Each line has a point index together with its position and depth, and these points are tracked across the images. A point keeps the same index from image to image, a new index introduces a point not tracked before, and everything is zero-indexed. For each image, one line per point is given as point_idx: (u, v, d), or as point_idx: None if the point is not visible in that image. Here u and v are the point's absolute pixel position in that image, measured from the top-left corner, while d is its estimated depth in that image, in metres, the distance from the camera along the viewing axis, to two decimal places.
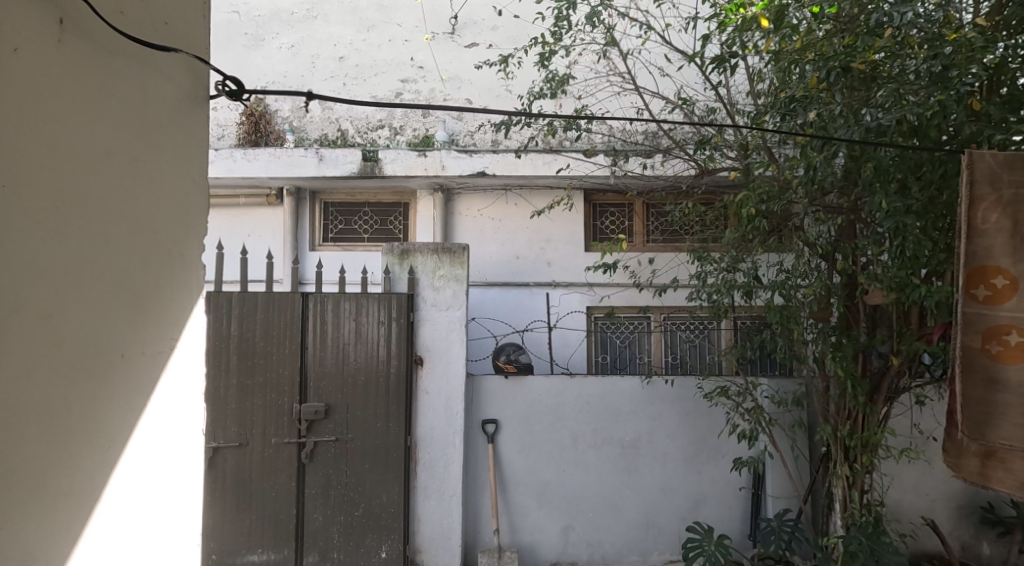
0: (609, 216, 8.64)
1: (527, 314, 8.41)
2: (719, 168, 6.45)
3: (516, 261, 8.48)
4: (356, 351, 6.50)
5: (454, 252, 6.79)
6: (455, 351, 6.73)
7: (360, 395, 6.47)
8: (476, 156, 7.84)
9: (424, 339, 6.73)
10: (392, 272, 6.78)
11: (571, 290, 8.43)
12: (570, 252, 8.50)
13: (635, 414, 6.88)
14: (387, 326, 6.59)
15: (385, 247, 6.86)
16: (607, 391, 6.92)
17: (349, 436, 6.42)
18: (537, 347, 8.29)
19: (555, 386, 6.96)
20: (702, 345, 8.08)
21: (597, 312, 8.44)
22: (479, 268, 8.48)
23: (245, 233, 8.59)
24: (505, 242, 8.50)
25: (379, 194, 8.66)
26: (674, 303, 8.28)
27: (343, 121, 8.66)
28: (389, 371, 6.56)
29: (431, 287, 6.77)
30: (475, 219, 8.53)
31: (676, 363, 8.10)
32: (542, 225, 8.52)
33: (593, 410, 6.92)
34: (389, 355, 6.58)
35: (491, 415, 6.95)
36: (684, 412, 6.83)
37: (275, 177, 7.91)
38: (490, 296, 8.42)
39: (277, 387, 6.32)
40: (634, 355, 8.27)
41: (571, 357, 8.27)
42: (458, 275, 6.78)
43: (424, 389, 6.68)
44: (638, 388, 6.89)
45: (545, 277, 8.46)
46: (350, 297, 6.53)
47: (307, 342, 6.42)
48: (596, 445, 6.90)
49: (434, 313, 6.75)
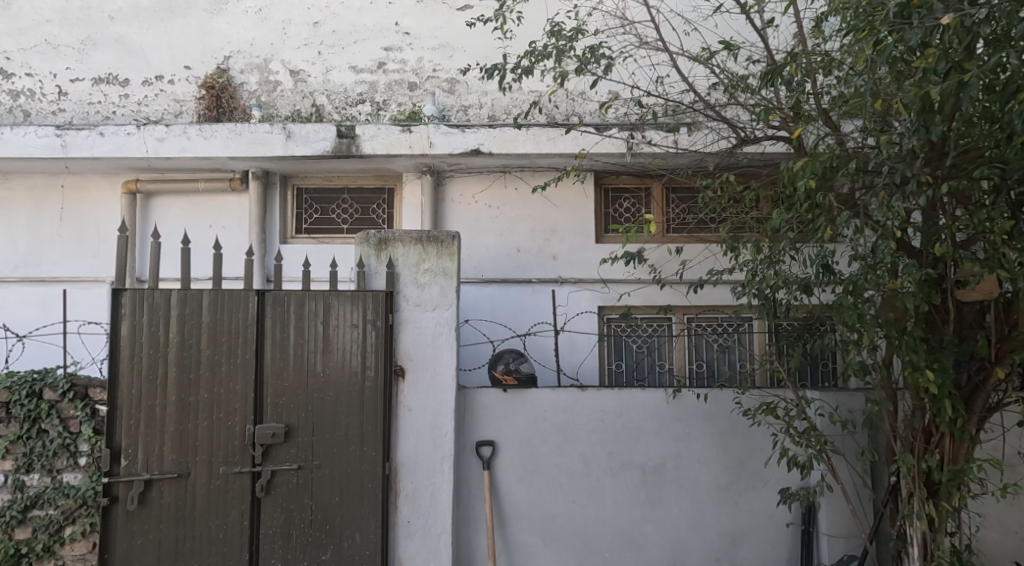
0: (623, 202, 7.54)
1: (530, 316, 7.30)
2: (764, 136, 5.34)
3: (516, 255, 7.38)
4: (324, 360, 5.42)
5: (442, 242, 5.69)
6: (443, 360, 5.65)
7: (329, 412, 5.39)
8: (469, 131, 6.71)
9: (406, 346, 5.63)
10: (368, 268, 5.66)
11: (580, 287, 7.32)
12: (579, 244, 7.39)
13: (659, 434, 5.77)
14: (361, 330, 5.50)
15: (360, 236, 5.74)
16: (625, 406, 5.81)
17: (314, 464, 5.33)
18: (541, 353, 7.19)
19: (563, 401, 5.85)
20: (734, 351, 7.09)
21: (610, 312, 7.33)
22: (475, 263, 7.38)
23: (206, 223, 7.46)
24: (504, 232, 7.40)
25: (360, 177, 7.58)
26: (698, 301, 7.22)
27: (318, 95, 7.57)
28: (363, 384, 5.47)
29: (414, 284, 5.67)
30: (470, 207, 7.42)
31: (702, 371, 7.09)
32: (546, 213, 7.41)
33: (609, 429, 5.81)
34: (364, 365, 5.49)
35: (487, 435, 5.84)
36: (718, 432, 5.72)
37: (238, 159, 6.80)
38: (488, 295, 7.31)
39: (227, 405, 5.21)
40: (654, 361, 7.17)
41: (580, 365, 7.18)
42: (446, 269, 5.69)
43: (406, 405, 5.59)
44: (663, 403, 5.78)
45: (551, 273, 7.35)
46: (317, 296, 5.44)
47: (263, 349, 5.32)
48: (612, 471, 5.78)
49: (418, 314, 5.66)
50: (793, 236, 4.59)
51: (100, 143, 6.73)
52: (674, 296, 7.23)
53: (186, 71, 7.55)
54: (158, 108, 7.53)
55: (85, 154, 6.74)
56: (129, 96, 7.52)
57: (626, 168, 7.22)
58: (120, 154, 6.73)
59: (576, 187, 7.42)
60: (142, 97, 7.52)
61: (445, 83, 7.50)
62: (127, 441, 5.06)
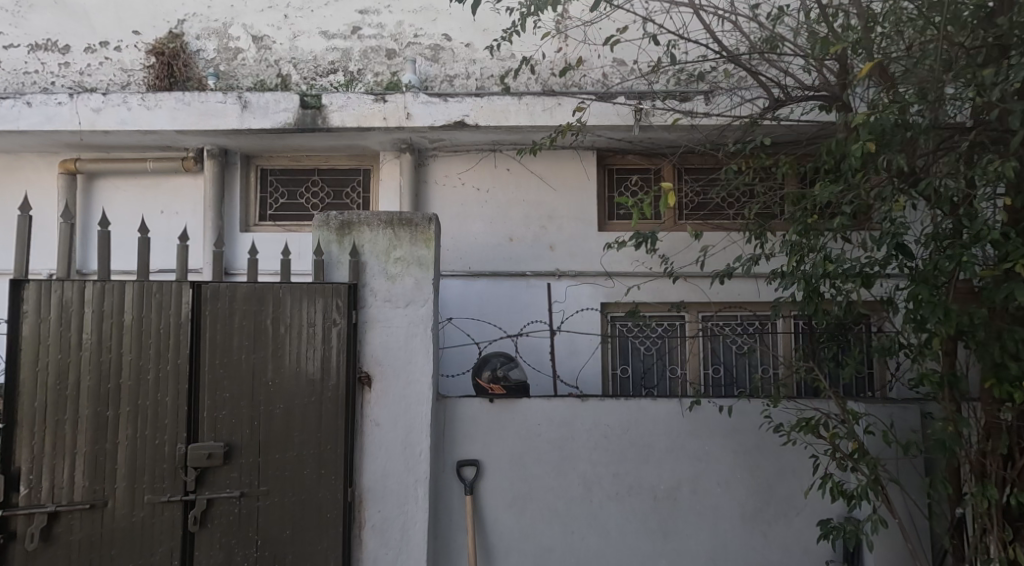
0: (628, 184, 6.66)
1: (523, 314, 6.41)
2: (802, 97, 4.44)
3: (508, 245, 6.51)
4: (273, 366, 4.54)
5: (416, 226, 4.81)
6: (416, 366, 4.77)
7: (278, 428, 4.52)
8: (452, 101, 5.82)
9: (374, 350, 4.76)
10: (329, 257, 4.77)
11: (581, 281, 6.43)
12: (579, 232, 6.50)
13: (672, 453, 4.89)
14: (318, 330, 4.62)
15: (320, 218, 4.86)
16: (632, 420, 4.93)
17: (261, 490, 4.46)
18: (536, 356, 6.32)
19: (559, 413, 4.98)
20: (756, 356, 6.28)
21: (615, 310, 6.45)
22: (461, 254, 6.51)
23: (157, 208, 6.59)
24: (494, 219, 6.52)
25: (332, 157, 6.71)
26: (713, 297, 6.33)
27: (284, 64, 6.68)
28: (320, 394, 4.60)
29: (383, 276, 4.78)
30: (456, 191, 6.54)
31: (719, 379, 6.29)
32: (542, 197, 6.53)
33: (614, 446, 4.93)
34: (322, 371, 4.61)
35: (470, 453, 4.96)
36: (743, 450, 4.83)
37: (187, 134, 5.91)
38: (475, 289, 6.43)
39: (154, 420, 4.35)
40: (665, 366, 6.30)
41: (581, 370, 6.30)
42: (421, 259, 4.80)
43: (373, 420, 4.72)
44: (677, 417, 4.90)
45: (547, 265, 6.47)
46: (264, 289, 4.56)
47: (199, 354, 4.45)
48: (618, 497, 4.90)
49: (388, 312, 4.78)
50: (846, 213, 3.69)
51: (28, 115, 5.84)
52: (686, 292, 6.34)
53: (135, 37, 6.66)
54: (103, 78, 6.64)
55: (10, 128, 5.87)
56: (70, 65, 6.65)
57: (632, 145, 6.34)
58: (50, 127, 5.84)
59: (577, 167, 6.53)
60: (84, 65, 6.64)
61: (427, 50, 6.61)
62: (31, 464, 4.21)
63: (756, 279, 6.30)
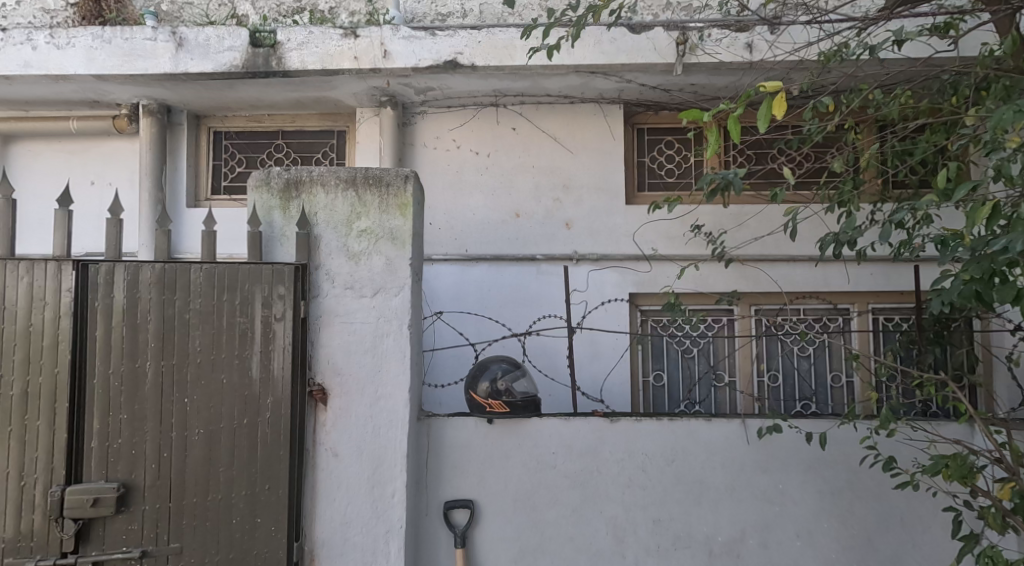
0: (663, 146, 5.40)
1: (533, 309, 5.19)
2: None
3: (516, 222, 5.28)
4: (191, 378, 3.33)
5: (388, 187, 3.57)
6: (389, 377, 3.54)
7: (197, 463, 3.31)
8: (441, 35, 4.56)
9: (332, 356, 3.53)
10: (270, 230, 3.54)
11: (604, 266, 5.19)
12: (603, 206, 5.25)
13: (734, 493, 3.64)
14: (253, 329, 3.40)
15: (257, 177, 3.61)
16: (679, 448, 3.69)
17: (172, 549, 3.25)
18: (549, 361, 5.09)
19: (581, 439, 3.73)
20: (824, 364, 5.07)
21: (647, 302, 5.19)
22: (457, 234, 5.30)
23: (85, 179, 5.38)
24: (497, 190, 5.30)
25: (300, 116, 5.49)
26: (773, 287, 5.03)
27: (240, 2, 5.43)
28: (256, 416, 3.37)
29: (344, 255, 3.55)
30: (450, 156, 5.32)
31: (780, 391, 5.09)
32: (556, 163, 5.28)
33: (654, 483, 3.68)
34: (258, 383, 3.38)
35: (462, 492, 3.73)
36: (829, 491, 3.59)
37: (108, 81, 4.69)
38: (475, 277, 5.24)
39: (21, 454, 3.16)
40: (709, 374, 5.12)
41: (607, 378, 5.08)
42: (395, 231, 3.57)
43: (329, 448, 3.50)
44: (739, 445, 3.65)
45: (563, 247, 5.23)
46: (177, 272, 3.34)
47: (86, 361, 3.23)
48: (660, 553, 3.65)
49: (350, 303, 3.54)
50: None
51: None
52: (739, 280, 5.06)
53: None
54: (19, 20, 5.42)
55: None
56: None
57: (670, 95, 5.09)
58: None
59: (600, 125, 5.27)
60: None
61: None
62: None
63: (826, 264, 5.01)
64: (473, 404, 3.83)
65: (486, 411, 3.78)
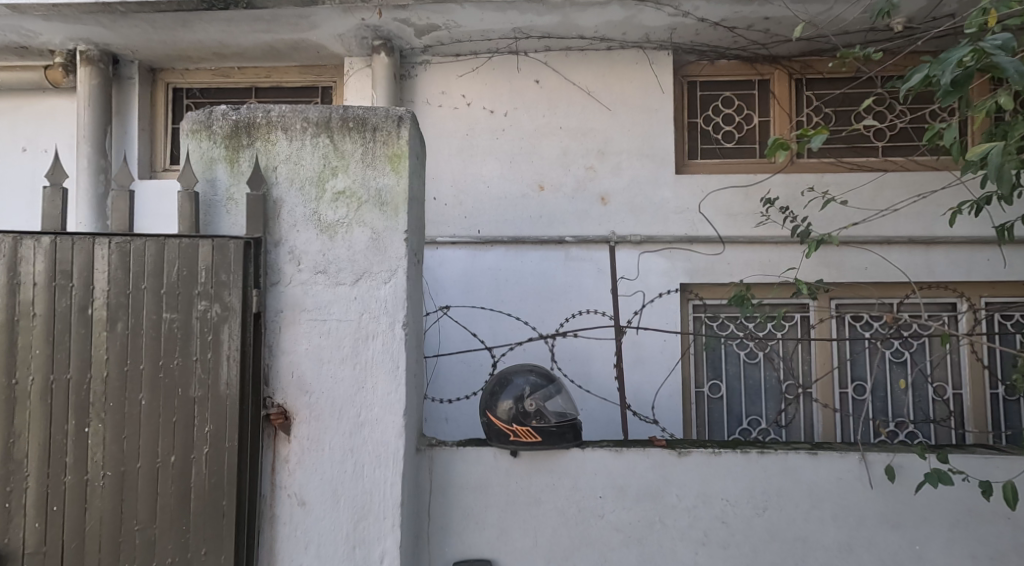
0: (720, 104, 4.39)
1: (561, 303, 4.23)
2: None
3: (539, 196, 4.32)
4: (95, 400, 2.37)
5: (373, 133, 2.58)
6: (375, 397, 2.55)
7: (102, 519, 2.35)
8: None
9: (297, 367, 2.54)
10: (210, 191, 2.53)
11: (649, 249, 4.22)
12: (647, 176, 4.27)
13: (851, 556, 2.68)
14: (185, 330, 2.42)
15: (191, 118, 2.56)
16: (774, 493, 2.71)
17: None
18: (583, 368, 4.12)
19: (638, 479, 2.77)
20: (923, 371, 4.06)
21: (704, 294, 4.21)
22: (467, 210, 4.34)
23: (14, 144, 4.41)
24: (516, 156, 4.34)
25: (277, 68, 4.53)
26: (861, 277, 4.05)
27: None
28: (187, 454, 2.39)
29: (313, 226, 2.56)
30: (459, 116, 4.36)
31: (869, 407, 4.08)
32: (589, 123, 4.31)
33: (739, 540, 2.72)
34: (190, 406, 2.41)
35: (478, 549, 2.79)
36: (983, 551, 2.64)
37: (27, 14, 3.76)
38: (490, 265, 4.29)
39: None
40: (778, 384, 4.13)
41: (658, 390, 4.11)
42: (384, 193, 2.58)
43: (292, 495, 2.51)
44: (859, 490, 2.68)
45: (597, 227, 4.27)
46: (74, 251, 2.38)
47: None
48: None
49: (323, 293, 2.56)
50: None
51: None
52: (818, 269, 4.09)
53: None
54: None
55: None
56: None
57: (732, 37, 4.11)
58: None
59: (643, 76, 4.29)
60: None
61: None
62: None
63: (929, 247, 4.02)
64: (492, 431, 2.81)
65: (511, 439, 2.76)
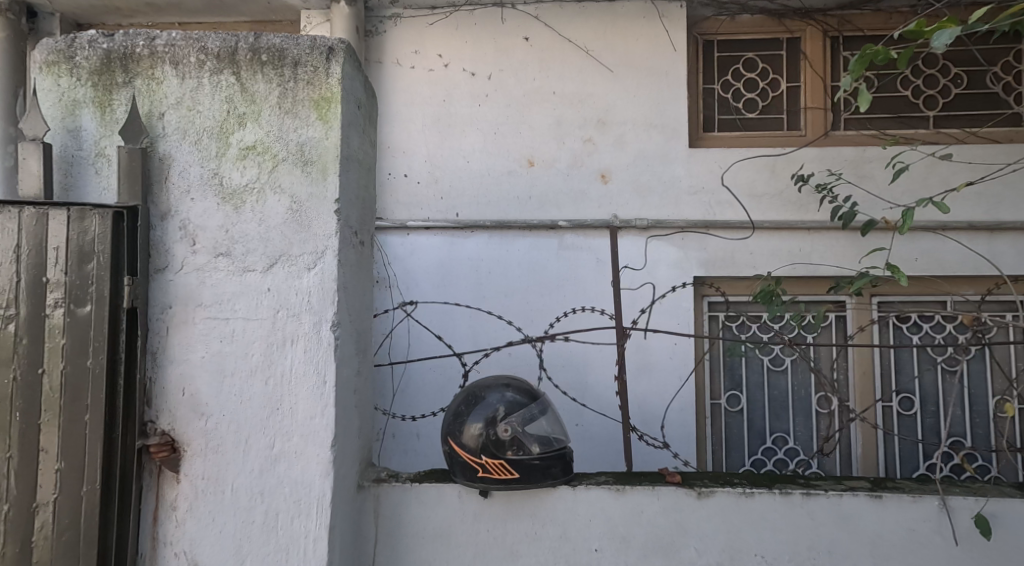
0: (741, 66, 3.73)
1: (553, 299, 3.60)
2: None
3: (528, 174, 3.68)
4: None
5: (294, 69, 1.94)
6: (293, 424, 1.92)
7: None
8: None
9: (190, 381, 1.90)
10: (71, 144, 1.89)
11: (657, 235, 3.57)
12: (656, 150, 3.62)
13: None
14: (31, 336, 1.80)
15: (46, 46, 1.90)
16: (824, 549, 2.12)
17: None
18: (577, 376, 3.47)
19: (646, 526, 2.15)
20: (983, 382, 3.42)
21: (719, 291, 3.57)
22: (444, 189, 3.70)
23: None
24: (501, 126, 3.70)
25: (224, 24, 3.89)
26: (909, 269, 3.40)
27: None
28: (30, 502, 1.78)
29: (213, 192, 1.92)
30: (434, 79, 3.72)
31: (918, 424, 3.45)
32: (587, 86, 3.67)
33: None
34: (31, 437, 1.79)
35: None
36: None
37: None
38: (470, 254, 3.65)
39: None
40: (808, 396, 3.55)
41: (667, 404, 3.51)
42: (308, 148, 1.94)
43: (180, 555, 1.89)
44: (934, 546, 2.10)
45: (596, 210, 3.63)
46: None
47: None
48: None
49: (226, 282, 1.92)
50: None
51: None
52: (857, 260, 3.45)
53: None
54: None
55: None
56: None
57: None
58: None
59: (650, 32, 3.65)
60: None
61: None
62: None
63: (991, 234, 3.37)
64: (455, 461, 2.16)
65: (479, 476, 2.12)
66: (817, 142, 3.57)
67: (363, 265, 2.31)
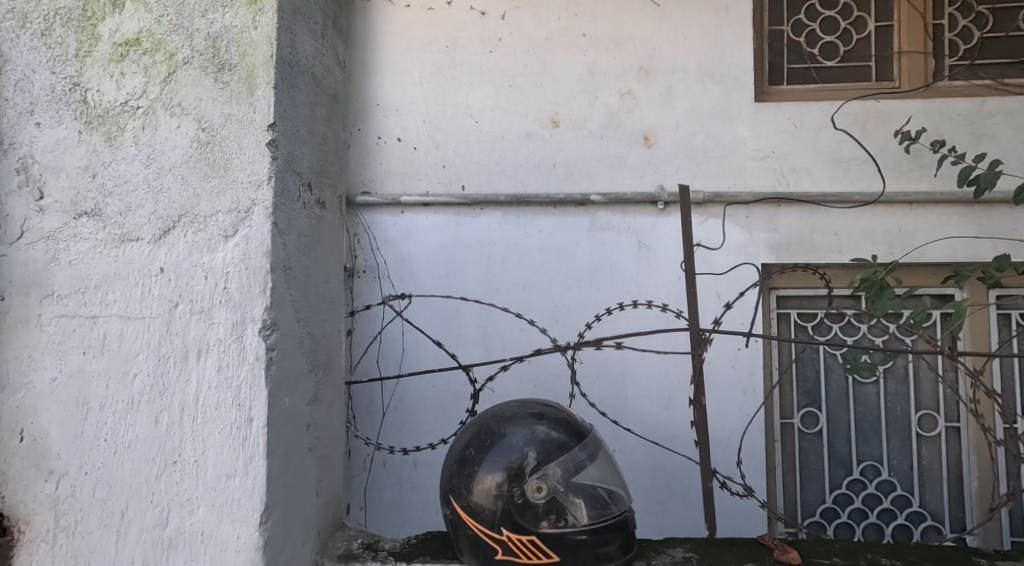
0: (819, 3, 2.97)
1: (584, 294, 2.87)
2: None
3: (551, 137, 2.95)
4: None
5: None
6: (190, 433, 1.83)
7: None
8: None
9: (54, 390, 1.84)
10: None
11: (716, 213, 2.84)
12: (714, 106, 2.88)
13: None
14: None
15: None
16: None
17: None
18: (619, 392, 2.73)
19: None
20: None
21: (795, 283, 2.84)
22: (446, 156, 2.98)
23: None
24: (518, 77, 2.97)
25: None
26: None
27: None
28: None
29: (78, 116, 1.89)
30: (435, 20, 3.00)
31: None
32: (625, 27, 2.93)
33: None
34: None
35: None
36: None
37: None
38: (479, 237, 2.92)
39: None
40: (907, 415, 2.83)
41: (741, 424, 2.80)
42: (224, 40, 1.92)
43: None
44: None
45: (637, 181, 2.89)
46: None
47: None
48: None
49: (96, 253, 1.86)
50: None
51: None
52: (975, 242, 2.71)
53: None
54: None
55: None
56: None
57: None
58: None
59: None
60: None
61: None
62: None
63: None
64: (463, 535, 1.72)
65: (499, 556, 1.68)
66: (920, 94, 2.83)
67: (304, 231, 2.10)
